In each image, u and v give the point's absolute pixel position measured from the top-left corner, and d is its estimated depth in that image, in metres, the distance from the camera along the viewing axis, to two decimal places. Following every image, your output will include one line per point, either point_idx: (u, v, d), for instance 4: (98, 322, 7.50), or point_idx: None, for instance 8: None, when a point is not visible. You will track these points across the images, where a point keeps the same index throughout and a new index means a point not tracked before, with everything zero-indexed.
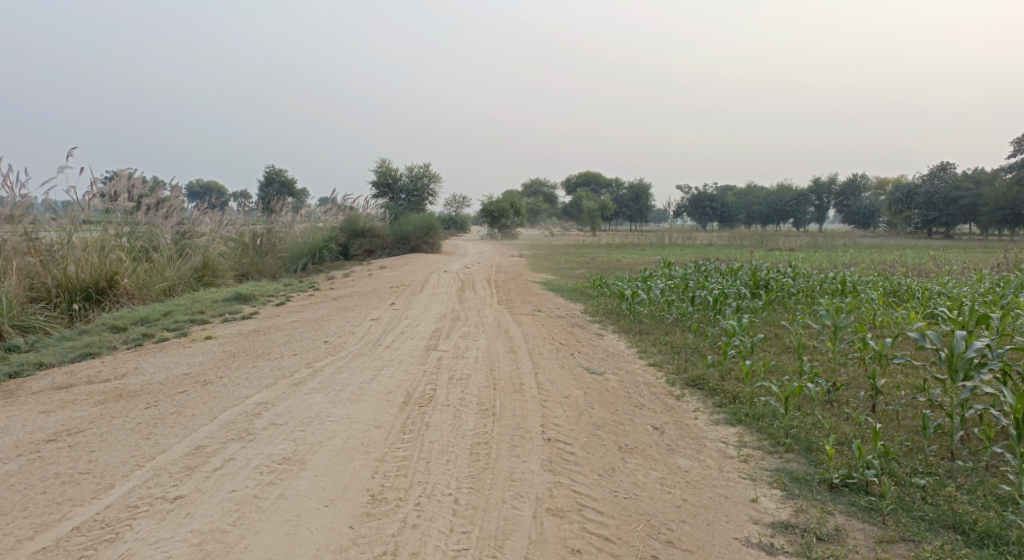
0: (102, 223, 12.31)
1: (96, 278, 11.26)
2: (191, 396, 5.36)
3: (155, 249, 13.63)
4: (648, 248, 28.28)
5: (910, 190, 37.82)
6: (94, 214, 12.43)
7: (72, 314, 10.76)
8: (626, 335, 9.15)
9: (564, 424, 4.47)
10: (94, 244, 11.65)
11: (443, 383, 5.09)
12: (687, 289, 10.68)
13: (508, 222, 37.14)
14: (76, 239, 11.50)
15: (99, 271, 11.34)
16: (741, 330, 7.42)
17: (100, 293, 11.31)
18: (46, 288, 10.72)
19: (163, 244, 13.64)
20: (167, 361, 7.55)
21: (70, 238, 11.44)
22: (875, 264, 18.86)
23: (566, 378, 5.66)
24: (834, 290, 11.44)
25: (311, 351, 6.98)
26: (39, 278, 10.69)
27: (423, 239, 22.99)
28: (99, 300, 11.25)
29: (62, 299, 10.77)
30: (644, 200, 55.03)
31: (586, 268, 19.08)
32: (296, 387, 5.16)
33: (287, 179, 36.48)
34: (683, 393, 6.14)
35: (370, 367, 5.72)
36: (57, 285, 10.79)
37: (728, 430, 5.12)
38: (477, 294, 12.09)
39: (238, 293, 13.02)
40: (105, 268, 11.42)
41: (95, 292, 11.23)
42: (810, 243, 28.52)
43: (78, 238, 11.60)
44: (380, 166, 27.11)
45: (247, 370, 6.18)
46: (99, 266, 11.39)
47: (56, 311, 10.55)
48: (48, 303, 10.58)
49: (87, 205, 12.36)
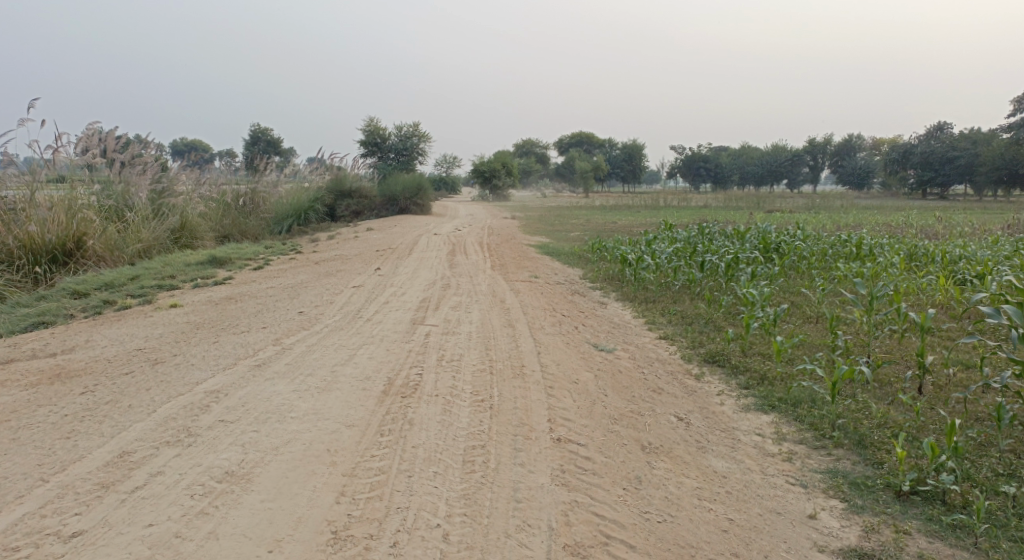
0: (70, 181, 11.35)
1: (63, 239, 10.36)
2: (137, 378, 4.58)
3: (129, 209, 12.67)
4: (644, 210, 27.39)
5: (906, 150, 36.92)
6: (60, 171, 11.44)
7: (36, 277, 9.89)
8: (631, 304, 8.41)
9: (575, 418, 3.75)
10: (62, 202, 10.71)
11: (431, 367, 4.32)
12: (694, 253, 9.93)
13: (500, 182, 36.07)
14: (41, 197, 10.54)
15: (67, 232, 10.42)
16: (764, 302, 6.70)
17: (67, 256, 10.43)
18: (8, 249, 9.83)
19: (139, 203, 12.71)
20: (123, 333, 6.73)
21: (32, 196, 10.48)
22: (876, 226, 18.13)
23: (573, 358, 4.92)
24: (849, 254, 10.70)
25: (283, 323, 6.18)
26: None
27: (412, 200, 22.01)
28: (66, 262, 10.37)
29: (25, 261, 9.88)
30: (638, 161, 53.96)
31: (582, 230, 18.24)
32: (256, 370, 4.37)
33: (273, 138, 35.13)
34: (703, 373, 5.44)
35: (346, 345, 4.94)
36: (19, 246, 9.89)
37: (761, 420, 4.41)
38: (468, 258, 11.28)
39: (213, 255, 12.13)
40: (72, 228, 10.50)
41: (61, 254, 10.35)
42: (807, 204, 27.72)
43: (42, 196, 10.65)
44: (368, 124, 25.95)
45: (207, 347, 5.36)
46: (66, 226, 10.47)
47: (15, 274, 9.66)
48: (9, 267, 9.71)
49: (54, 162, 11.36)
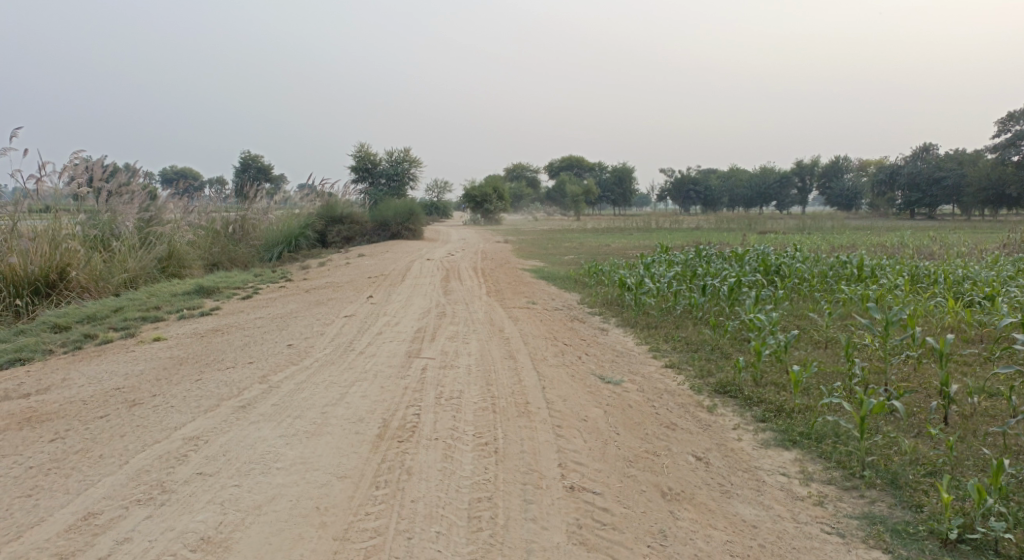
0: (55, 211, 11.05)
1: (46, 270, 10.01)
2: (112, 422, 4.24)
3: (116, 238, 12.36)
4: (636, 232, 27.27)
5: (893, 171, 37.13)
6: (44, 202, 11.14)
7: (17, 310, 9.53)
8: (633, 330, 8.15)
9: (588, 461, 3.45)
10: (46, 232, 10.39)
11: (428, 406, 4.01)
12: (695, 277, 9.70)
13: (491, 207, 35.96)
14: (24, 228, 10.23)
15: (50, 263, 10.08)
16: (773, 328, 6.46)
17: (50, 287, 10.07)
18: None
19: (126, 232, 12.42)
20: (103, 369, 6.38)
21: (15, 227, 10.16)
22: (870, 247, 18.03)
23: (580, 392, 4.63)
24: (850, 276, 10.50)
25: (271, 358, 5.85)
26: None
27: (404, 225, 21.78)
28: (49, 294, 10.01)
29: (7, 294, 9.54)
30: (628, 184, 54.16)
31: (576, 253, 18.03)
32: (241, 412, 4.05)
33: (263, 166, 34.96)
34: (716, 406, 5.16)
35: (338, 382, 4.63)
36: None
37: (784, 458, 4.16)
38: (463, 284, 11.00)
39: (201, 285, 11.79)
40: (56, 259, 10.17)
41: (44, 286, 9.99)
42: (798, 225, 27.73)
43: (26, 226, 10.34)
44: (358, 150, 25.82)
45: (189, 385, 5.03)
46: (49, 256, 10.14)
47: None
48: None
49: (37, 192, 11.07)
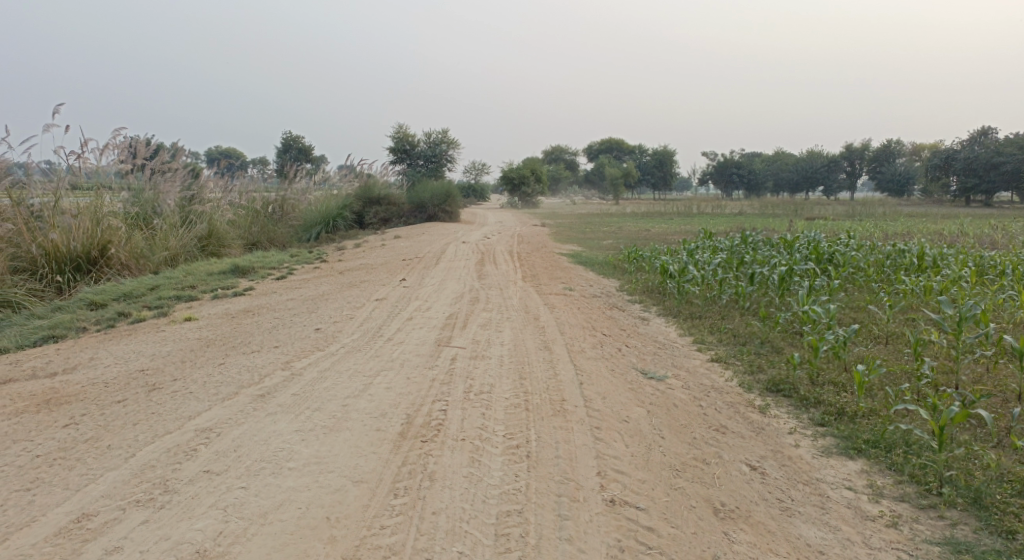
0: (98, 188, 11.08)
1: (87, 247, 10.04)
2: (127, 408, 4.05)
3: (158, 216, 12.42)
4: (677, 217, 26.50)
5: (950, 155, 35.13)
6: (87, 179, 11.18)
7: (58, 287, 9.59)
8: (676, 320, 7.74)
9: (630, 470, 3.12)
10: (88, 209, 10.42)
11: (457, 401, 3.72)
12: (742, 265, 9.18)
13: (529, 189, 35.49)
14: (66, 204, 10.28)
15: (91, 240, 10.11)
16: (831, 322, 5.98)
17: (91, 264, 10.11)
18: (32, 258, 9.55)
19: (167, 210, 12.45)
20: (131, 349, 6.26)
21: (58, 203, 10.21)
22: (926, 235, 17.01)
23: (620, 389, 4.27)
24: (910, 265, 9.80)
25: (297, 342, 5.63)
26: (24, 247, 9.50)
27: (441, 207, 21.48)
28: (90, 271, 10.06)
29: (49, 270, 9.60)
30: (669, 168, 52.87)
31: (615, 238, 17.53)
32: (259, 402, 3.80)
33: (303, 147, 35.12)
34: (769, 406, 4.77)
35: (364, 371, 4.37)
36: (42, 254, 9.60)
37: (848, 469, 3.76)
38: (498, 268, 10.69)
39: (236, 264, 11.75)
40: (97, 236, 10.19)
41: (85, 262, 10.02)
42: (847, 212, 26.50)
43: (68, 203, 10.37)
44: (396, 131, 25.63)
45: (211, 370, 4.84)
46: (91, 233, 10.16)
47: (37, 283, 9.34)
48: (32, 276, 9.43)
49: (80, 170, 11.10)
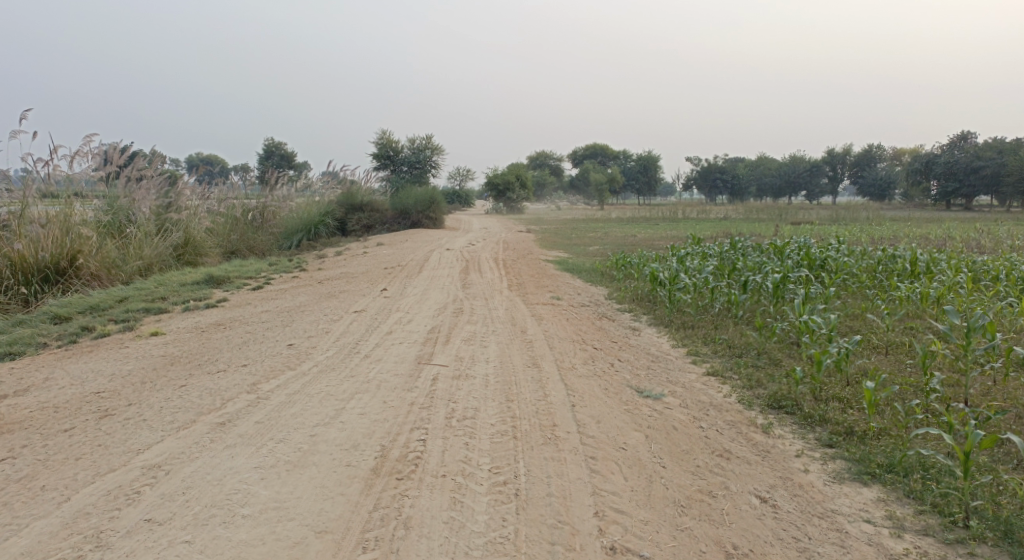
0: (69, 196, 10.59)
1: (56, 257, 9.55)
2: (72, 439, 3.64)
3: (132, 224, 11.93)
4: (662, 222, 26.31)
5: (929, 160, 35.24)
6: (57, 187, 10.68)
7: (24, 299, 9.08)
8: (668, 330, 7.45)
9: (631, 509, 2.80)
10: (57, 217, 9.94)
11: (438, 429, 3.37)
12: (734, 272, 8.91)
13: (514, 195, 35.21)
14: (34, 212, 9.79)
15: (60, 249, 9.62)
16: (832, 334, 5.71)
17: (60, 275, 9.61)
18: None
19: (141, 218, 11.97)
20: (90, 368, 5.83)
21: (24, 212, 9.71)
22: (911, 239, 16.88)
23: (616, 411, 3.94)
24: (903, 270, 9.59)
25: (268, 360, 5.25)
26: None
27: (425, 213, 21.06)
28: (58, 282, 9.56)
29: (14, 281, 9.09)
30: (654, 173, 52.96)
31: (601, 244, 17.25)
32: (218, 432, 3.43)
33: (287, 152, 34.65)
34: (773, 425, 4.47)
35: (337, 394, 4.00)
36: (8, 264, 9.09)
37: (864, 498, 3.47)
38: (483, 277, 10.35)
39: (212, 274, 11.29)
40: (66, 245, 9.70)
41: (53, 273, 9.53)
42: (831, 216, 26.41)
43: (37, 212, 9.89)
44: (380, 136, 25.26)
45: (172, 393, 4.44)
46: (60, 243, 9.68)
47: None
48: None
49: (50, 177, 10.60)
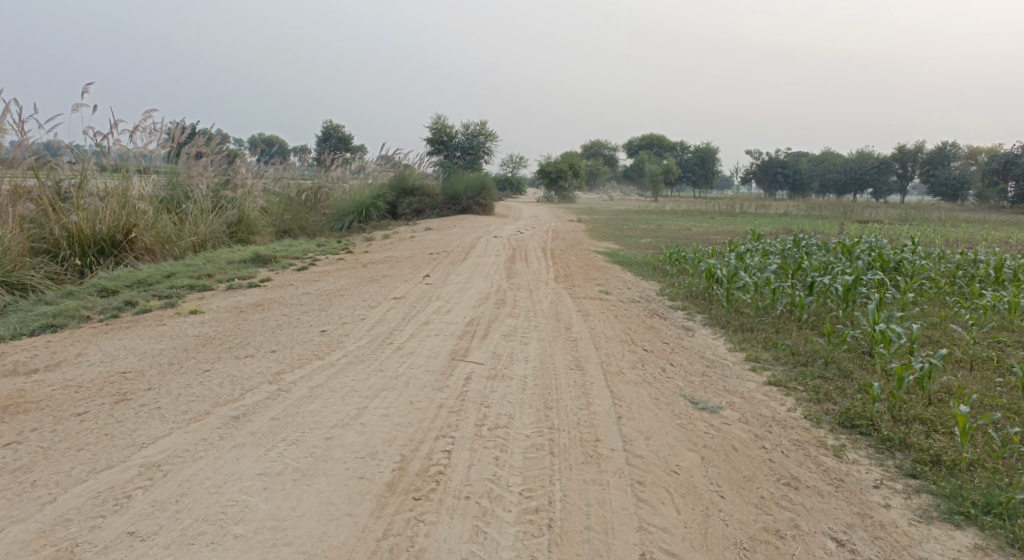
0: (127, 170, 10.68)
1: (113, 230, 9.61)
2: (84, 425, 3.45)
3: (189, 200, 12.01)
4: (719, 216, 25.27)
5: (1009, 159, 32.73)
6: (118, 161, 10.77)
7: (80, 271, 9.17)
8: (725, 332, 6.90)
9: (683, 551, 2.39)
10: (115, 191, 10.01)
11: (466, 440, 3.02)
12: (798, 272, 8.22)
13: (566, 184, 34.60)
14: (94, 186, 9.88)
15: (117, 223, 9.68)
16: (914, 346, 5.08)
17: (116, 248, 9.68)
18: (55, 239, 9.14)
19: (199, 194, 12.03)
20: (123, 345, 5.71)
21: (85, 185, 9.80)
22: (992, 243, 15.55)
23: (667, 426, 3.51)
24: (987, 277, 8.72)
25: (298, 346, 4.99)
26: (47, 228, 9.09)
27: (474, 199, 20.71)
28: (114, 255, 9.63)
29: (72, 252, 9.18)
30: (711, 165, 51.32)
31: (654, 236, 16.59)
32: (228, 428, 3.16)
33: (344, 135, 35.03)
34: (846, 448, 3.94)
35: (361, 391, 3.69)
36: (66, 236, 9.18)
37: (958, 545, 2.95)
38: (529, 266, 9.96)
39: (258, 252, 11.23)
40: (123, 219, 9.75)
41: (109, 246, 9.59)
42: (899, 216, 24.86)
43: (95, 185, 9.98)
44: (434, 121, 25.09)
45: (194, 378, 4.22)
46: (117, 216, 9.74)
47: (56, 266, 8.91)
48: (53, 258, 9.02)
49: (112, 151, 10.69)
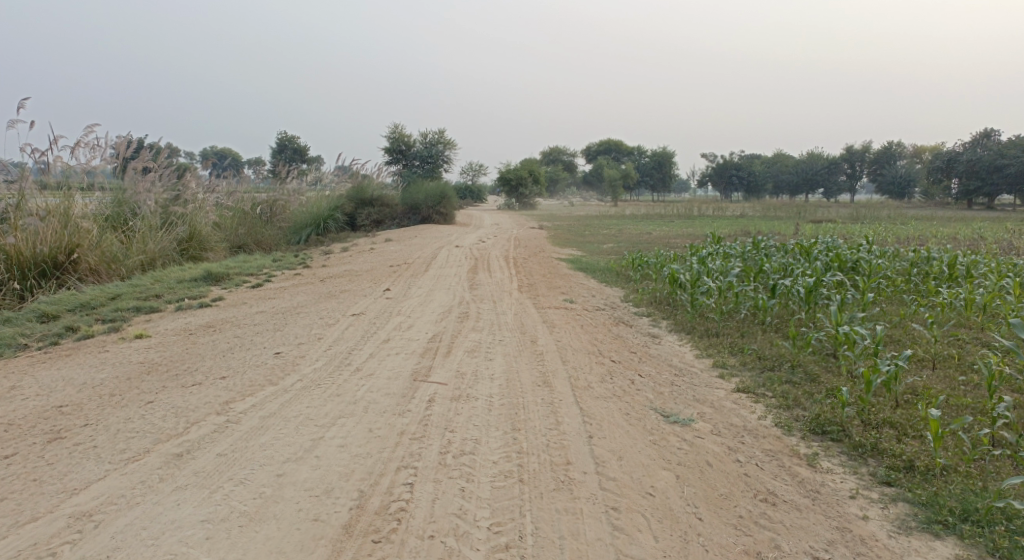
0: (69, 188, 10.14)
1: (54, 252, 9.09)
2: (8, 469, 3.14)
3: (137, 218, 11.48)
4: (678, 220, 25.52)
5: (951, 158, 33.99)
6: (59, 179, 10.21)
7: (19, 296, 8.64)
8: (691, 338, 6.85)
9: None
10: (56, 210, 9.48)
11: (430, 470, 2.84)
12: (760, 275, 8.26)
13: (527, 191, 34.61)
14: (33, 205, 9.34)
15: (59, 244, 9.16)
16: (879, 347, 5.07)
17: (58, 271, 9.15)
18: None
19: (146, 211, 11.49)
20: (61, 375, 5.32)
21: (23, 204, 9.25)
22: (940, 240, 16.01)
23: (639, 444, 3.39)
24: (941, 274, 8.90)
25: (250, 371, 4.71)
26: None
27: (435, 208, 20.45)
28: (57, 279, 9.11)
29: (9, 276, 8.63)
30: (669, 169, 52.06)
31: (616, 242, 16.61)
32: (171, 468, 2.91)
33: (300, 146, 34.38)
34: (819, 456, 3.89)
35: (316, 419, 3.46)
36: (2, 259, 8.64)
37: (938, 555, 2.90)
38: (492, 276, 9.79)
39: (210, 270, 10.79)
40: (65, 239, 9.23)
41: (51, 268, 9.06)
42: (851, 215, 25.48)
43: (35, 204, 9.43)
44: (392, 131, 24.79)
45: (136, 412, 3.91)
46: (59, 237, 9.21)
47: None
48: None
49: (52, 168, 10.14)
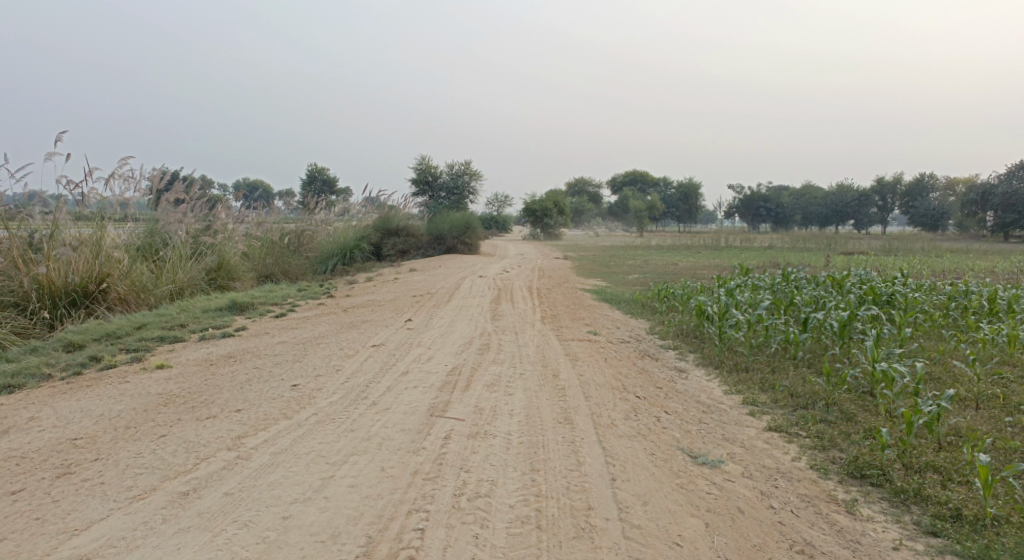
0: (103, 218, 10.33)
1: (85, 281, 9.22)
2: (14, 506, 3.07)
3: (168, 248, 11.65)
4: (705, 250, 25.18)
5: (986, 189, 33.13)
6: (93, 210, 10.43)
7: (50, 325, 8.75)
8: (720, 373, 6.61)
9: None
10: (89, 240, 9.65)
11: (442, 513, 2.71)
12: (790, 307, 8.00)
13: (551, 222, 34.61)
14: (67, 235, 9.52)
15: (90, 274, 9.29)
16: (920, 386, 4.80)
17: (89, 300, 9.27)
18: (24, 292, 8.74)
19: (177, 241, 11.65)
20: (79, 406, 5.30)
21: (57, 235, 9.44)
22: (978, 273, 15.47)
23: (665, 487, 3.21)
24: (981, 308, 8.54)
25: (266, 405, 4.62)
26: (15, 281, 8.69)
27: (460, 238, 20.48)
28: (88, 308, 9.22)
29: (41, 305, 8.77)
30: (695, 200, 51.76)
31: (641, 273, 16.39)
32: (176, 507, 2.82)
33: (329, 178, 34.98)
34: (859, 503, 3.64)
35: (328, 457, 3.34)
36: (35, 288, 8.78)
37: None
38: (515, 307, 9.67)
39: (235, 300, 10.85)
40: (96, 269, 9.37)
41: (82, 297, 9.18)
42: (883, 247, 24.90)
43: (69, 234, 9.62)
44: (419, 162, 25.07)
45: (147, 446, 3.84)
46: (90, 267, 9.35)
47: (23, 321, 8.49)
48: (20, 312, 8.61)
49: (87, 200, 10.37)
